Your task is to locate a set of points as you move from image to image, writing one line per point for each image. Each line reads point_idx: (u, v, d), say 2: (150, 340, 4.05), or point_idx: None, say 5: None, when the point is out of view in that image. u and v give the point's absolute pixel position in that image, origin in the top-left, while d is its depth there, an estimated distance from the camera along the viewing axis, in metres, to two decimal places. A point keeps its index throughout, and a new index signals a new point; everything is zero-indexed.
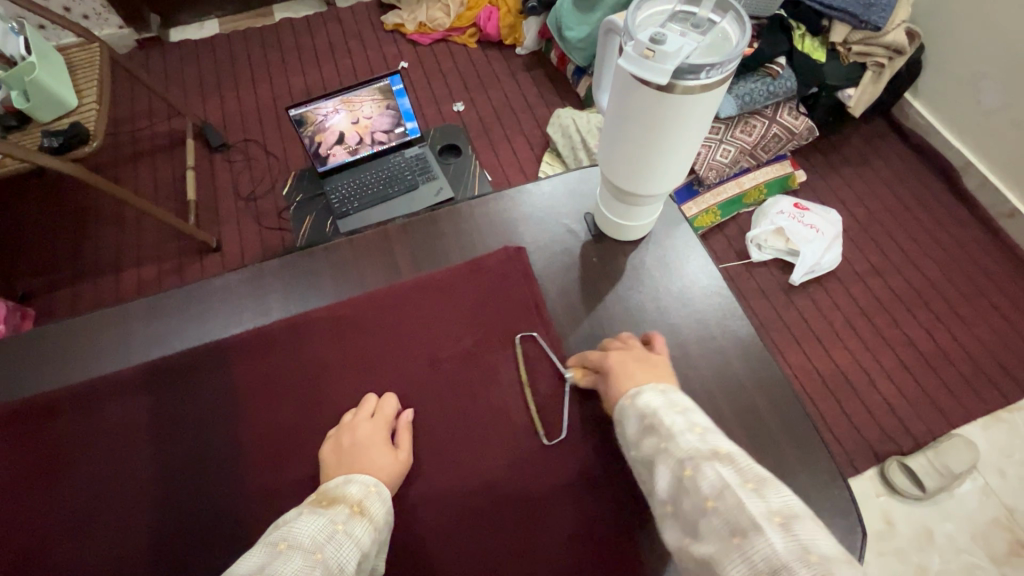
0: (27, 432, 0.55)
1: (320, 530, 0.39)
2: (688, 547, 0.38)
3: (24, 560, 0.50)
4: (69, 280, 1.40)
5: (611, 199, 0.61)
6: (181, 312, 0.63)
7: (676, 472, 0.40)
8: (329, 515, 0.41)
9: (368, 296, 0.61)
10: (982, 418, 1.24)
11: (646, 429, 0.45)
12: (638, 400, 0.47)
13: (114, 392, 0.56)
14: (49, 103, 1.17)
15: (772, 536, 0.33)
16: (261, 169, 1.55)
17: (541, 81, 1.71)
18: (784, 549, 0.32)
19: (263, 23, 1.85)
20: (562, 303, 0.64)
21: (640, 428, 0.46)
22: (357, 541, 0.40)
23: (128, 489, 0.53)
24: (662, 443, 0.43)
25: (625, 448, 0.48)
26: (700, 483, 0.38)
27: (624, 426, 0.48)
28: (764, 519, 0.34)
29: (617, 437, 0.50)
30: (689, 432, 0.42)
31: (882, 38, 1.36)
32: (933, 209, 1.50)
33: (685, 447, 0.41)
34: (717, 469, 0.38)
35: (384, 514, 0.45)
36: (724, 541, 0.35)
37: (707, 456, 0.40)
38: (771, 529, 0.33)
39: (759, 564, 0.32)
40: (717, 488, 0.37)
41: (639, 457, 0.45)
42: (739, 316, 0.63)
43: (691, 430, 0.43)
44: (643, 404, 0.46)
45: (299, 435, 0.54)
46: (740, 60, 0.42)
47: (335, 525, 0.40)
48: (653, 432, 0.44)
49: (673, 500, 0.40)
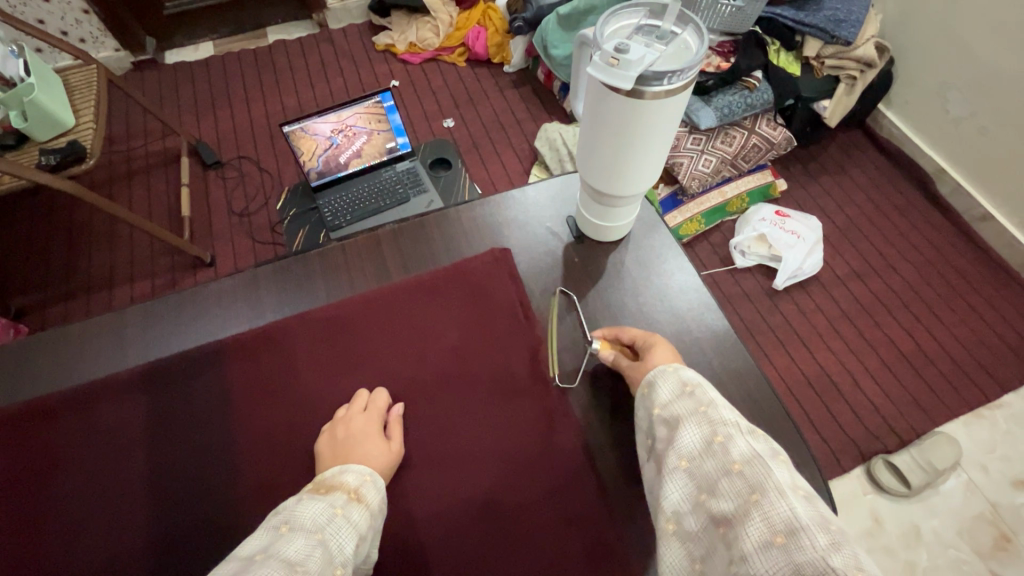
0: (25, 433, 0.56)
1: (321, 514, 0.42)
2: (703, 503, 0.41)
3: (19, 559, 0.51)
4: (63, 296, 1.41)
5: (589, 201, 0.64)
6: (176, 317, 0.65)
7: (706, 436, 0.44)
8: (328, 500, 0.44)
9: (360, 298, 0.63)
10: (963, 415, 1.27)
11: (683, 394, 0.48)
12: (682, 372, 0.51)
13: (111, 394, 0.58)
14: (47, 122, 1.19)
15: (795, 502, 0.36)
16: (254, 185, 1.58)
17: (528, 97, 1.76)
18: (804, 513, 0.35)
19: (257, 44, 1.90)
20: (545, 302, 0.66)
21: (677, 394, 0.49)
22: (354, 524, 0.43)
23: (128, 485, 0.54)
24: (700, 408, 0.46)
25: (646, 408, 0.51)
26: (730, 449, 0.42)
27: (654, 389, 0.51)
28: (790, 487, 0.38)
29: (640, 399, 0.53)
30: (729, 408, 0.46)
31: (853, 52, 1.44)
32: (909, 214, 1.55)
33: (722, 417, 0.45)
34: (749, 442, 0.42)
35: (382, 499, 0.48)
36: (743, 497, 0.38)
37: (741, 431, 0.43)
38: (794, 496, 0.37)
39: (776, 522, 0.35)
40: (747, 455, 0.41)
41: (663, 416, 0.49)
42: (714, 312, 0.66)
43: (731, 408, 0.46)
44: (689, 376, 0.50)
45: (292, 431, 0.56)
46: (699, 67, 0.45)
47: (335, 509, 0.43)
48: (691, 398, 0.48)
49: (694, 458, 0.44)
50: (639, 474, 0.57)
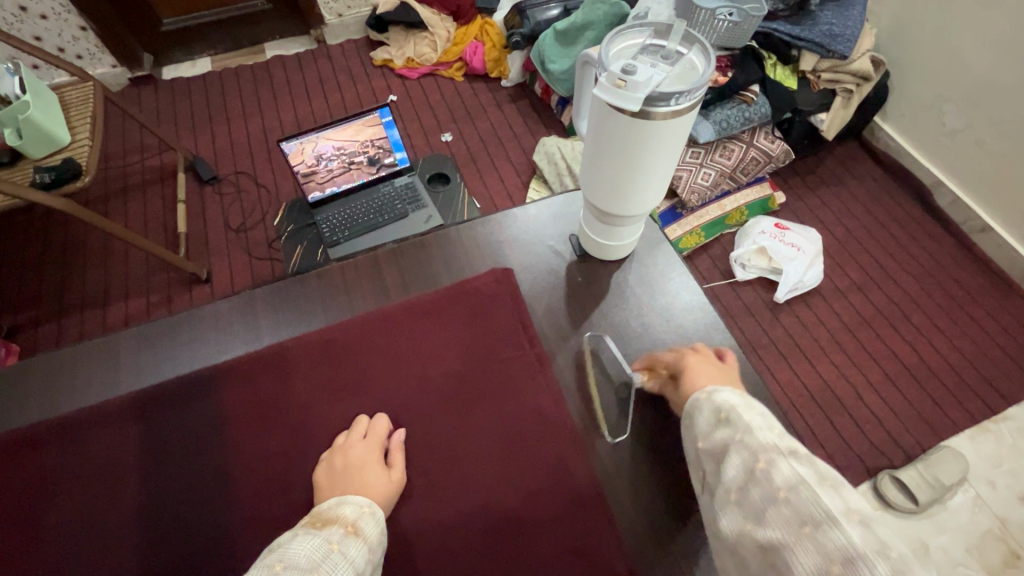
0: (11, 466, 0.54)
1: (316, 550, 0.40)
2: (750, 533, 0.39)
3: None
4: (56, 313, 1.39)
5: (593, 220, 0.63)
6: (171, 340, 0.63)
7: (748, 463, 0.42)
8: (324, 535, 0.42)
9: (360, 320, 0.62)
10: (968, 429, 1.26)
11: (719, 423, 0.47)
12: (716, 396, 0.49)
13: (104, 421, 0.56)
14: (42, 140, 1.18)
15: (848, 529, 0.35)
16: (251, 201, 1.57)
17: (526, 111, 1.76)
18: (860, 541, 0.34)
19: (254, 60, 1.90)
20: (549, 322, 0.65)
21: (714, 423, 0.48)
22: (351, 561, 0.41)
23: (117, 521, 0.52)
24: (738, 435, 0.44)
25: (691, 441, 0.50)
26: (773, 475, 0.40)
27: (695, 420, 0.50)
28: (841, 513, 0.36)
29: (684, 430, 0.52)
30: (768, 430, 0.44)
31: (849, 66, 1.45)
32: (908, 226, 1.55)
33: (761, 441, 0.43)
34: (793, 466, 0.40)
35: (382, 534, 0.46)
36: (794, 529, 0.36)
37: (783, 453, 0.41)
38: (848, 523, 0.35)
39: (830, 551, 0.34)
40: (792, 481, 0.39)
41: (707, 448, 0.47)
42: (721, 330, 0.64)
43: (770, 429, 0.44)
44: (722, 400, 0.48)
45: (289, 460, 0.54)
46: (706, 88, 0.45)
47: (331, 544, 0.41)
48: (727, 426, 0.46)
49: (739, 488, 0.42)
50: (647, 499, 0.55)
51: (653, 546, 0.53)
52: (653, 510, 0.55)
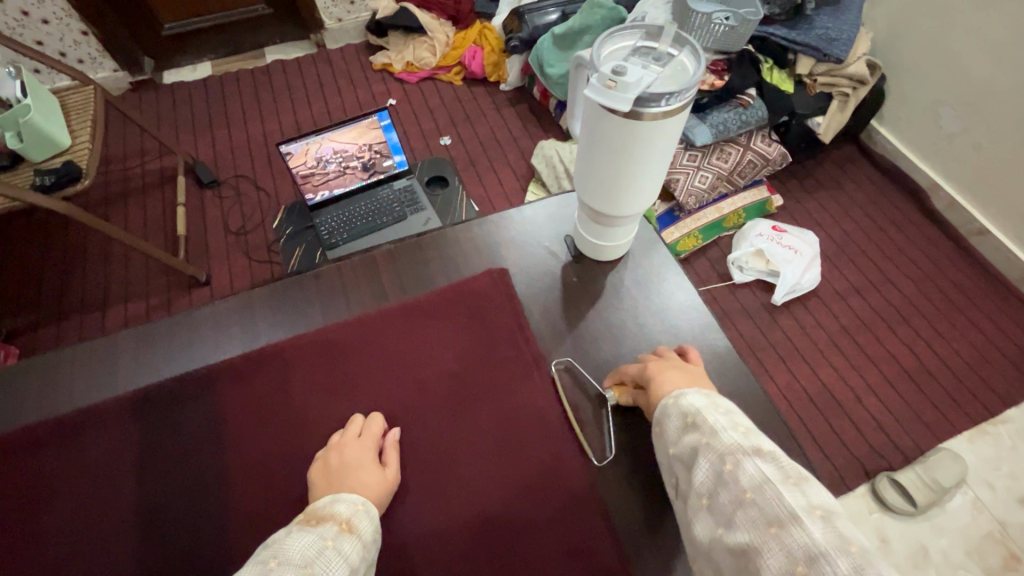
0: (9, 465, 0.54)
1: (310, 547, 0.40)
2: (720, 538, 0.40)
3: None
4: (57, 316, 1.40)
5: (587, 221, 0.64)
6: (169, 341, 0.63)
7: (715, 466, 0.43)
8: (318, 532, 0.42)
9: (356, 321, 0.62)
10: (967, 431, 1.26)
11: (686, 427, 0.47)
12: (683, 400, 0.49)
13: (102, 421, 0.56)
14: (43, 143, 1.19)
15: (810, 526, 0.35)
16: (251, 204, 1.58)
17: (525, 114, 1.77)
18: (822, 538, 0.35)
19: (255, 65, 1.91)
20: (545, 323, 0.66)
21: (681, 427, 0.48)
22: (345, 557, 0.41)
23: (113, 522, 0.52)
24: (704, 439, 0.45)
25: (662, 448, 0.50)
26: (740, 478, 0.40)
27: (664, 426, 0.50)
28: (804, 511, 0.37)
29: (655, 437, 0.51)
30: (733, 429, 0.44)
31: (845, 70, 1.46)
32: (905, 229, 1.55)
33: (726, 444, 0.43)
34: (758, 465, 0.41)
35: (375, 533, 0.46)
36: (761, 530, 0.37)
37: (748, 453, 0.42)
38: (811, 520, 0.36)
39: (794, 550, 0.35)
40: (757, 482, 0.39)
41: (676, 453, 0.47)
42: (716, 330, 0.65)
43: (734, 428, 0.45)
44: (688, 403, 0.48)
45: (284, 460, 0.55)
46: (696, 89, 0.45)
47: (325, 540, 0.41)
48: (694, 429, 0.46)
49: (709, 493, 0.42)
50: (642, 499, 0.55)
51: (648, 547, 0.53)
52: (648, 509, 0.55)
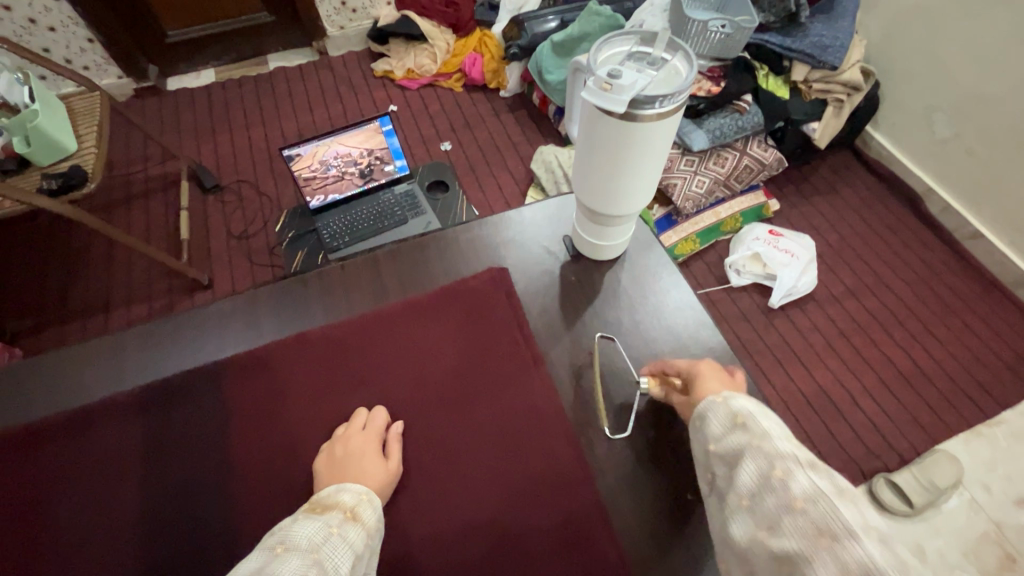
0: (17, 459, 0.55)
1: (317, 533, 0.42)
2: (762, 540, 0.39)
3: None
4: (59, 319, 1.41)
5: (585, 221, 0.65)
6: (174, 339, 0.64)
7: (763, 470, 0.42)
8: (324, 519, 0.43)
9: (358, 319, 0.64)
10: (962, 433, 1.27)
11: (735, 426, 0.47)
12: (732, 402, 0.48)
13: (108, 416, 0.58)
14: (50, 148, 1.21)
15: (868, 544, 0.35)
16: (253, 209, 1.59)
17: (524, 121, 1.80)
18: (882, 558, 0.34)
19: (257, 71, 1.94)
20: (543, 321, 0.67)
21: (728, 426, 0.47)
22: (350, 544, 0.42)
23: (121, 517, 0.53)
24: (754, 441, 0.44)
25: (701, 444, 0.50)
26: (791, 486, 0.39)
27: (708, 423, 0.49)
28: (862, 528, 0.36)
29: (694, 432, 0.51)
30: (786, 437, 0.43)
31: (840, 76, 1.49)
32: (900, 233, 1.57)
33: (779, 448, 0.42)
34: (811, 476, 0.40)
35: (379, 522, 0.47)
36: (811, 541, 0.36)
37: (800, 465, 0.41)
38: (868, 539, 0.35)
39: (849, 565, 0.34)
40: (809, 493, 0.39)
41: (718, 451, 0.47)
42: (710, 328, 0.66)
43: (788, 437, 0.44)
44: (739, 405, 0.48)
45: (288, 453, 0.56)
46: (689, 92, 0.47)
47: (331, 527, 0.43)
48: (744, 430, 0.45)
49: (751, 494, 0.42)
50: (638, 491, 0.57)
51: (644, 539, 0.54)
52: (644, 502, 0.56)
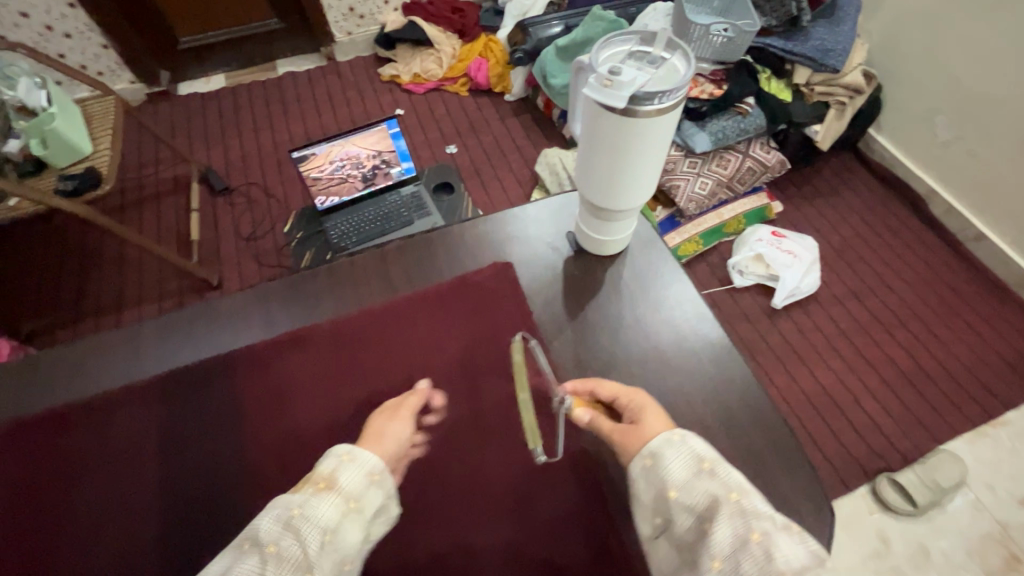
0: (42, 444, 0.58)
1: (275, 521, 0.41)
2: None
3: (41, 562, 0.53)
4: (73, 319, 1.44)
5: (587, 216, 0.67)
6: (189, 330, 0.66)
7: (741, 532, 0.39)
8: (286, 503, 0.43)
9: (367, 311, 0.66)
10: (966, 433, 1.27)
11: (702, 473, 0.43)
12: (694, 444, 0.45)
13: (129, 404, 0.60)
14: (66, 150, 1.24)
15: None
16: (262, 211, 1.62)
17: (528, 124, 1.82)
18: None
19: (266, 76, 1.97)
20: (547, 315, 0.68)
21: (693, 471, 0.44)
22: (315, 521, 0.42)
23: (140, 501, 0.55)
24: (732, 496, 0.41)
25: (653, 487, 0.45)
26: (778, 555, 0.37)
27: (666, 463, 0.45)
28: None
29: (641, 471, 0.46)
30: (757, 495, 0.41)
31: (841, 79, 1.51)
32: (903, 235, 1.58)
33: (758, 509, 0.40)
34: (790, 542, 0.38)
35: (362, 478, 0.46)
36: None
37: (777, 527, 0.39)
38: None
39: None
40: (795, 565, 0.37)
41: (683, 500, 0.43)
42: (710, 321, 0.68)
43: (756, 493, 0.42)
44: (705, 450, 0.45)
45: (299, 440, 0.58)
46: (686, 88, 0.48)
47: (290, 512, 0.42)
48: (713, 478, 0.43)
49: (728, 558, 0.38)
50: None
51: None
52: None
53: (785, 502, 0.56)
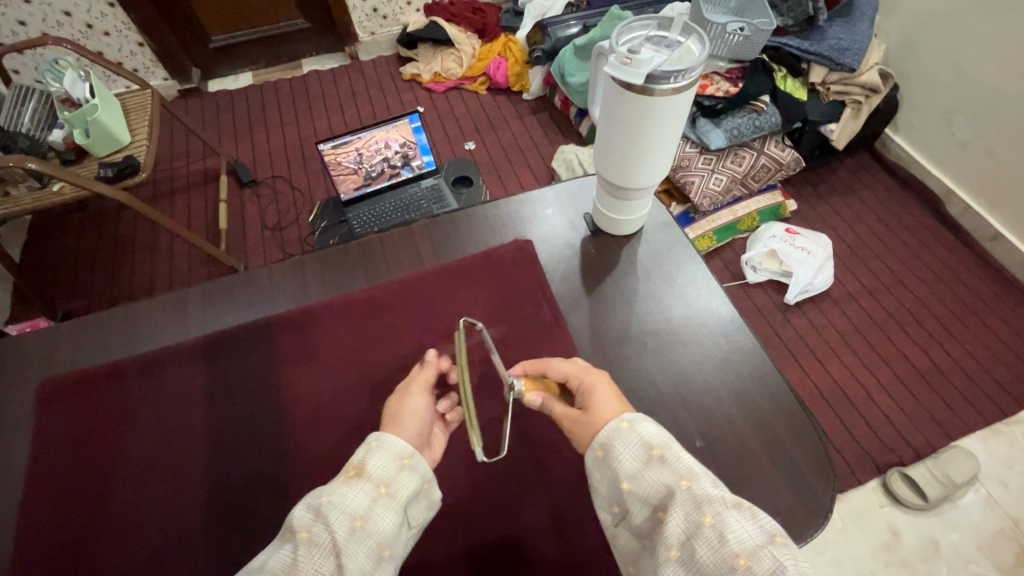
0: (99, 394, 0.63)
1: (307, 512, 0.43)
2: None
3: (98, 500, 0.57)
4: (106, 302, 1.50)
5: (604, 195, 0.70)
6: (230, 297, 0.71)
7: (694, 518, 0.40)
8: (316, 492, 0.44)
9: (396, 282, 0.69)
10: (981, 431, 1.27)
11: (650, 460, 0.45)
12: (640, 429, 0.47)
13: (177, 360, 0.65)
14: (106, 139, 1.30)
15: None
16: (287, 203, 1.68)
17: (545, 121, 1.86)
18: None
19: (292, 74, 2.04)
20: (565, 289, 0.72)
21: (643, 460, 0.46)
22: (344, 507, 0.43)
23: (187, 446, 0.60)
24: (682, 483, 0.43)
25: (609, 478, 0.47)
26: (729, 538, 0.38)
27: (617, 454, 0.47)
28: None
29: (596, 464, 0.48)
30: (708, 478, 0.43)
31: (857, 79, 1.51)
32: (919, 234, 1.58)
33: (709, 491, 0.41)
34: (740, 521, 0.39)
35: (393, 463, 0.47)
36: None
37: (729, 506, 0.40)
38: None
39: None
40: (748, 545, 0.38)
41: (635, 490, 0.45)
42: (722, 298, 0.71)
43: (708, 478, 0.43)
44: (652, 435, 0.47)
45: (334, 397, 0.62)
46: (700, 69, 0.51)
47: (320, 500, 0.43)
48: (662, 466, 0.45)
49: (683, 546, 0.40)
50: None
51: None
52: None
53: (793, 469, 0.59)
